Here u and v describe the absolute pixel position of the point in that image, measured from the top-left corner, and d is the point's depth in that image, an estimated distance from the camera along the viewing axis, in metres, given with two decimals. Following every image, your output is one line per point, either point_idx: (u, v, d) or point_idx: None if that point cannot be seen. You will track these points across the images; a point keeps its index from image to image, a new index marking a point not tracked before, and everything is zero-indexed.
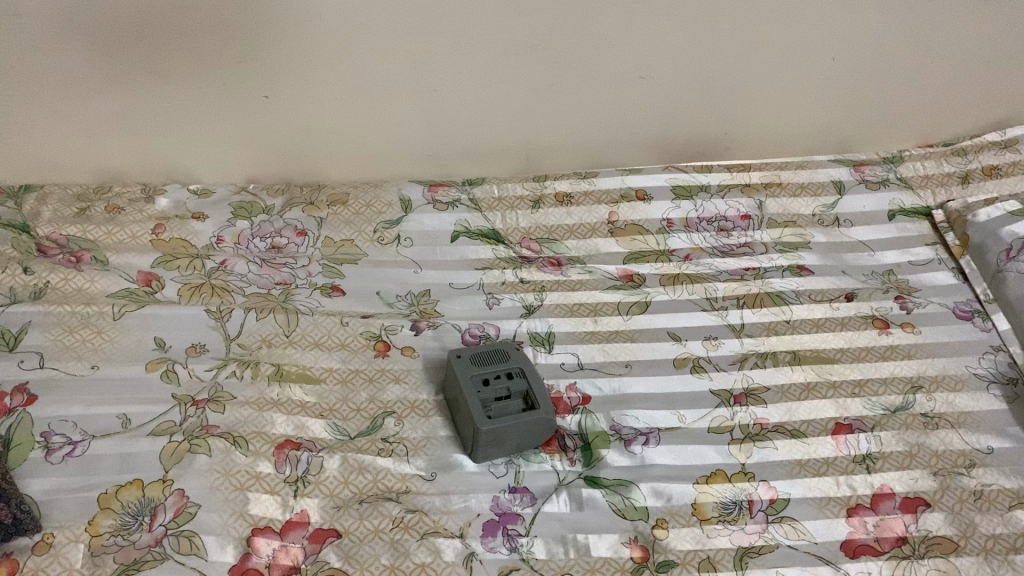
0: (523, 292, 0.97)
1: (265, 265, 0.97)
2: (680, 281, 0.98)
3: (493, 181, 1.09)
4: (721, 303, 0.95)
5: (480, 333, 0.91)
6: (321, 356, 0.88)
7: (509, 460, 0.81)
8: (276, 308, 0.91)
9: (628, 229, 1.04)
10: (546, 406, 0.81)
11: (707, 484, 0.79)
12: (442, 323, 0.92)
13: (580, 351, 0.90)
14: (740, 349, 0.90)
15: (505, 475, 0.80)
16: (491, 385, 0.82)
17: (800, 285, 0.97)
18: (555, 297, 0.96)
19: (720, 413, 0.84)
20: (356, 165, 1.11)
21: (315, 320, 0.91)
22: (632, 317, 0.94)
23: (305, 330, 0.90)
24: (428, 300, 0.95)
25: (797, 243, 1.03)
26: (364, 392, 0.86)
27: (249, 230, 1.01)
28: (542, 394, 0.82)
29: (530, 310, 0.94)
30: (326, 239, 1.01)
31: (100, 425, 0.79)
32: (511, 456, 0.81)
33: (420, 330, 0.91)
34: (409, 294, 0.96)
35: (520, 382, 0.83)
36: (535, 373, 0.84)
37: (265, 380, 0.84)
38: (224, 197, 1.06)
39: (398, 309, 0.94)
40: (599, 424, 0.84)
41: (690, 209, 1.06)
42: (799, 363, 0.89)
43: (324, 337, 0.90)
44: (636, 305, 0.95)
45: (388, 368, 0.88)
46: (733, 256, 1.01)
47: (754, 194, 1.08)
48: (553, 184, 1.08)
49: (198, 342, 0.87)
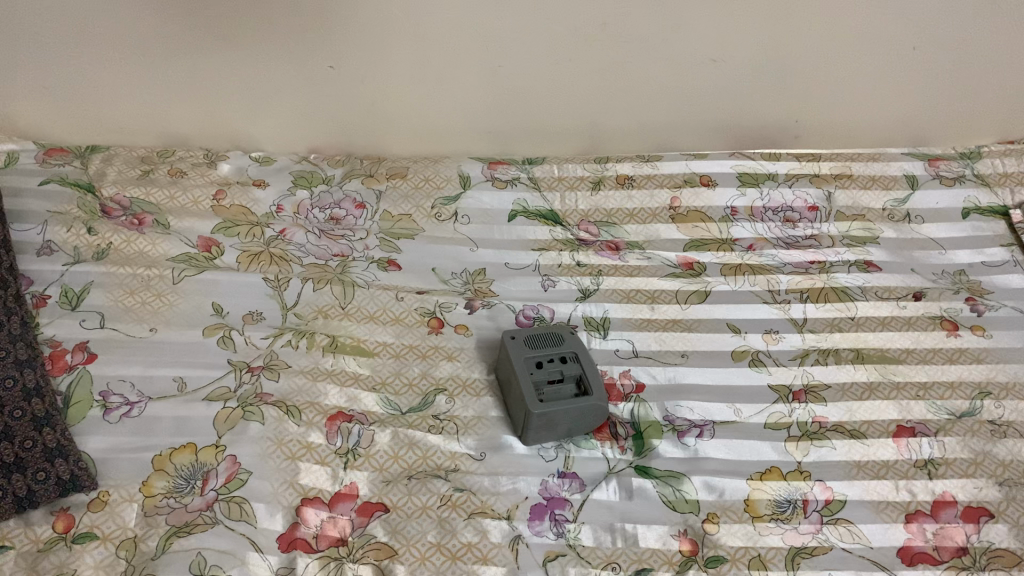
0: (580, 275, 0.95)
1: (323, 236, 0.97)
2: (742, 271, 0.95)
3: (553, 161, 1.06)
4: (784, 296, 0.93)
5: (534, 315, 0.90)
6: (376, 330, 0.88)
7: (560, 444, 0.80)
8: (333, 279, 0.91)
9: (690, 216, 1.01)
10: (599, 393, 0.79)
11: (761, 481, 0.77)
12: (496, 302, 0.91)
13: (636, 338, 0.89)
14: (801, 344, 0.88)
15: (556, 459, 0.79)
16: (545, 368, 0.81)
17: (867, 282, 0.94)
18: (612, 282, 0.94)
19: (778, 409, 0.83)
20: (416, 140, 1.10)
21: (371, 293, 0.91)
22: (690, 306, 0.92)
23: (360, 303, 0.90)
24: (484, 279, 0.94)
25: (865, 237, 0.99)
26: (417, 368, 0.85)
27: (309, 200, 1.01)
28: (596, 380, 0.81)
29: (586, 294, 0.93)
30: (385, 212, 1.01)
31: (157, 388, 0.80)
32: (563, 440, 0.80)
33: (474, 309, 0.91)
34: (465, 272, 0.95)
35: (575, 367, 0.82)
36: (589, 358, 0.83)
37: (319, 351, 0.84)
38: (285, 166, 1.06)
39: (453, 287, 0.93)
40: (653, 413, 0.82)
41: (756, 197, 1.02)
42: (862, 362, 0.86)
43: (379, 312, 0.89)
44: (695, 294, 0.93)
45: (442, 346, 0.87)
46: (798, 249, 0.98)
47: (824, 185, 1.03)
48: (615, 166, 1.05)
49: (254, 310, 0.88)
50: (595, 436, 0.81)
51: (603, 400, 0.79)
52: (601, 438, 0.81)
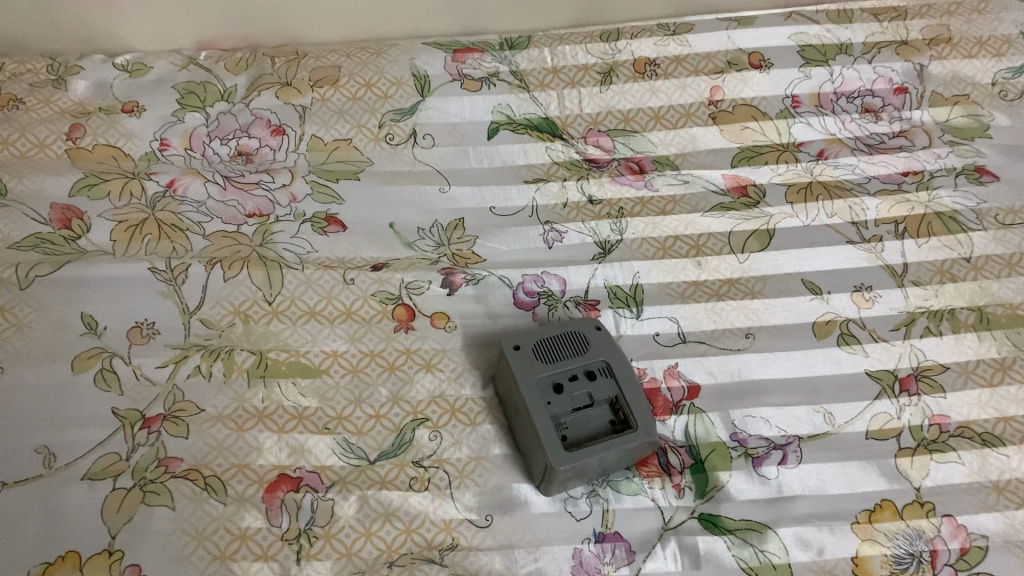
0: (594, 219, 0.69)
1: (229, 187, 0.69)
2: (813, 196, 0.70)
3: (544, 44, 0.78)
4: (873, 232, 0.68)
5: (538, 288, 0.65)
6: (322, 334, 0.62)
7: (596, 483, 0.58)
8: (250, 259, 0.65)
9: (737, 113, 0.75)
10: (645, 425, 0.57)
11: (871, 525, 0.57)
12: (484, 274, 0.66)
13: (681, 314, 0.64)
14: (903, 306, 0.65)
15: (591, 512, 0.57)
16: (566, 393, 0.58)
17: (981, 200, 0.70)
18: (640, 226, 0.69)
19: (882, 410, 0.61)
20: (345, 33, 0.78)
21: (308, 276, 0.64)
22: (750, 256, 0.67)
23: (293, 294, 0.64)
24: (464, 236, 0.68)
25: (971, 128, 0.74)
26: (384, 389, 0.61)
27: (205, 127, 0.72)
28: (640, 403, 0.57)
29: (605, 249, 0.67)
30: (314, 138, 0.72)
31: (13, 466, 0.55)
32: (599, 481, 0.58)
33: (455, 288, 0.65)
34: (437, 225, 0.69)
35: (608, 384, 0.58)
36: (626, 365, 0.59)
37: (243, 379, 0.60)
38: (166, 74, 0.75)
39: (422, 253, 0.67)
40: (715, 431, 0.60)
41: (824, 79, 0.76)
42: (986, 328, 0.64)
43: (322, 305, 0.63)
44: (755, 237, 0.68)
45: (415, 348, 0.62)
46: (884, 153, 0.73)
47: (914, 55, 0.78)
48: (629, 45, 0.78)
49: (142, 320, 0.62)
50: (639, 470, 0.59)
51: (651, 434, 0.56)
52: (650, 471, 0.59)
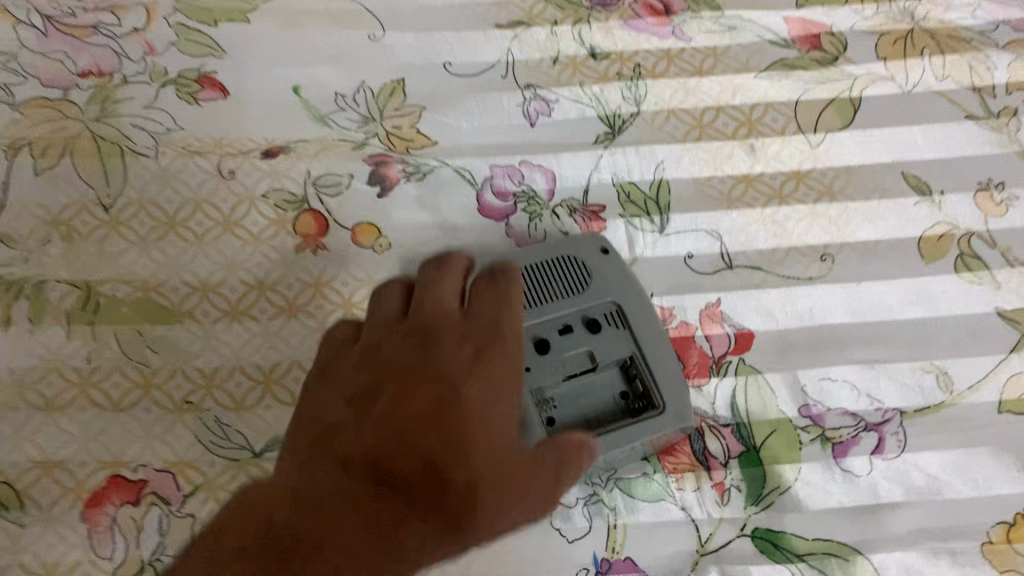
0: (597, 82, 0.47)
1: (53, 31, 0.46)
2: (916, 49, 0.48)
3: None
4: (1004, 102, 0.47)
5: (515, 187, 0.44)
6: (186, 258, 0.41)
7: (600, 478, 0.39)
8: (79, 143, 0.42)
9: None
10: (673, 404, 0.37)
11: (1011, 547, 0.38)
12: (434, 164, 0.45)
13: (723, 225, 0.44)
14: None
15: (596, 525, 0.38)
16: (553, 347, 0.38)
17: None
18: (664, 92, 0.47)
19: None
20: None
21: (164, 167, 0.43)
22: (825, 138, 0.46)
23: (143, 196, 0.42)
24: (405, 106, 0.46)
25: None
26: (280, 342, 0.40)
27: None
28: (667, 367, 0.38)
29: (613, 126, 0.46)
30: None
31: None
32: (604, 476, 0.39)
33: (390, 188, 0.44)
34: (365, 89, 0.47)
35: (619, 337, 0.38)
36: (647, 309, 0.39)
37: (61, 327, 0.39)
38: None
39: (341, 132, 0.45)
40: (776, 403, 0.40)
41: None
42: None
43: (185, 212, 0.42)
44: (833, 110, 0.46)
45: (329, 279, 0.42)
46: None
47: None
48: None
49: None
50: (662, 459, 0.39)
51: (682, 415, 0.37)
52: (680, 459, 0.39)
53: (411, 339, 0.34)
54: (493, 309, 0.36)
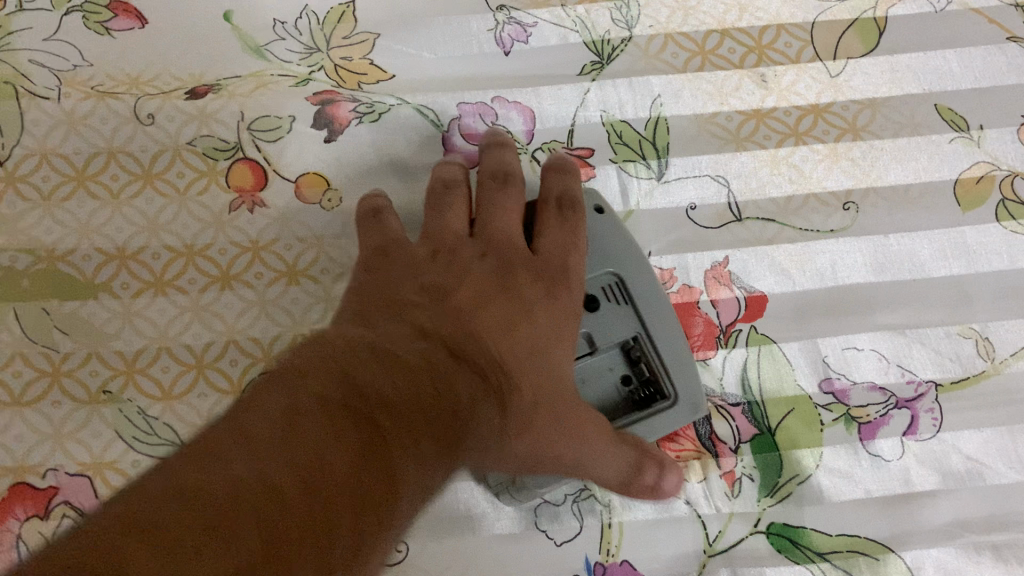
0: (582, 2, 0.41)
1: None
2: None
3: None
4: None
5: (487, 128, 0.38)
6: (98, 219, 0.35)
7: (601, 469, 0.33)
8: None
9: None
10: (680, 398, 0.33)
11: None
12: (389, 101, 0.38)
13: (731, 169, 0.38)
14: None
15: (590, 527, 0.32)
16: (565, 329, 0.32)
17: None
18: (661, 14, 0.40)
19: None
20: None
21: (68, 110, 0.36)
22: (847, 65, 0.40)
23: (43, 144, 0.35)
24: (355, 34, 0.40)
25: None
26: (213, 317, 0.34)
27: None
28: (679, 357, 0.33)
29: (602, 54, 0.40)
30: None
31: None
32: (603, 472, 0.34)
33: (340, 131, 0.37)
34: (309, 14, 0.40)
35: (621, 316, 0.33)
36: (655, 284, 0.34)
37: None
38: None
39: (279, 64, 0.39)
40: (793, 377, 0.35)
41: None
42: None
43: (96, 165, 0.35)
44: (856, 31, 0.40)
45: (268, 241, 0.35)
46: None
47: None
48: None
49: None
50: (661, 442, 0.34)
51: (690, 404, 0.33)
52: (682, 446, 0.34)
53: (485, 262, 0.33)
54: (563, 253, 0.33)
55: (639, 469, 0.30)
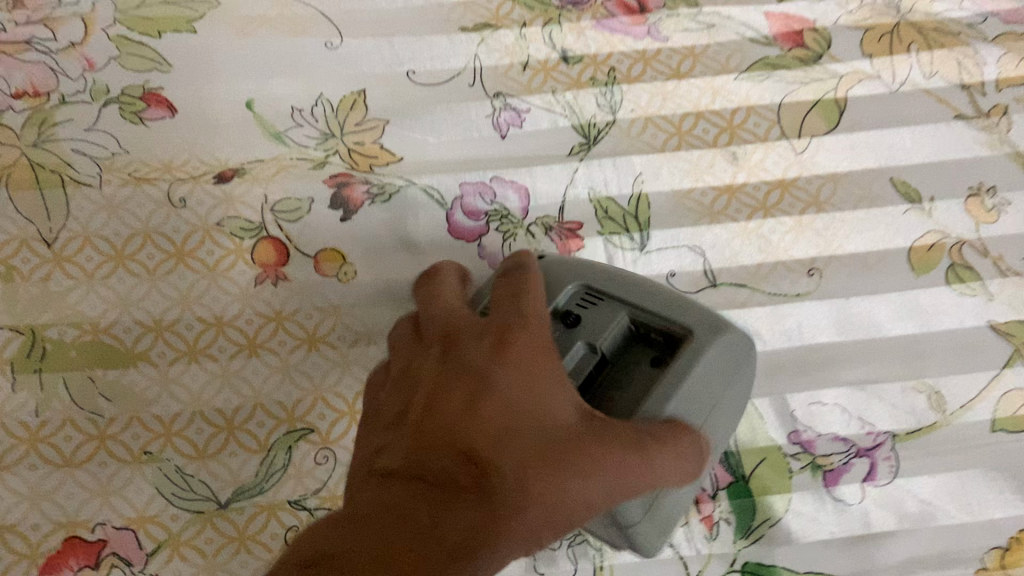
0: (570, 88, 0.45)
1: None
2: (902, 45, 0.46)
3: None
4: (992, 100, 0.45)
5: (486, 206, 0.42)
6: (137, 294, 0.39)
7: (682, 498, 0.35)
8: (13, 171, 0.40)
9: None
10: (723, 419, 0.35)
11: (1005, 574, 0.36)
12: (399, 182, 0.42)
13: (705, 240, 0.42)
14: None
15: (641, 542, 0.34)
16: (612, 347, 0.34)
17: None
18: (641, 97, 0.45)
19: (1019, 383, 0.40)
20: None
21: (109, 196, 0.40)
22: (811, 143, 0.44)
23: (86, 227, 0.39)
24: (367, 120, 0.44)
25: None
26: (242, 383, 0.38)
27: None
28: (726, 370, 0.35)
29: (589, 136, 0.44)
30: None
31: None
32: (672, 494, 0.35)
33: (354, 209, 0.41)
34: (324, 102, 0.44)
35: (606, 310, 0.36)
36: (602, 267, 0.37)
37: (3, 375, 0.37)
38: None
39: (299, 150, 0.43)
40: (764, 430, 0.39)
41: None
42: None
43: (134, 245, 0.39)
44: (818, 112, 0.44)
45: (290, 312, 0.39)
46: None
47: None
48: None
49: None
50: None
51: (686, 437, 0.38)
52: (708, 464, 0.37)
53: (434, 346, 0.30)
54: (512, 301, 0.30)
55: (674, 432, 0.30)
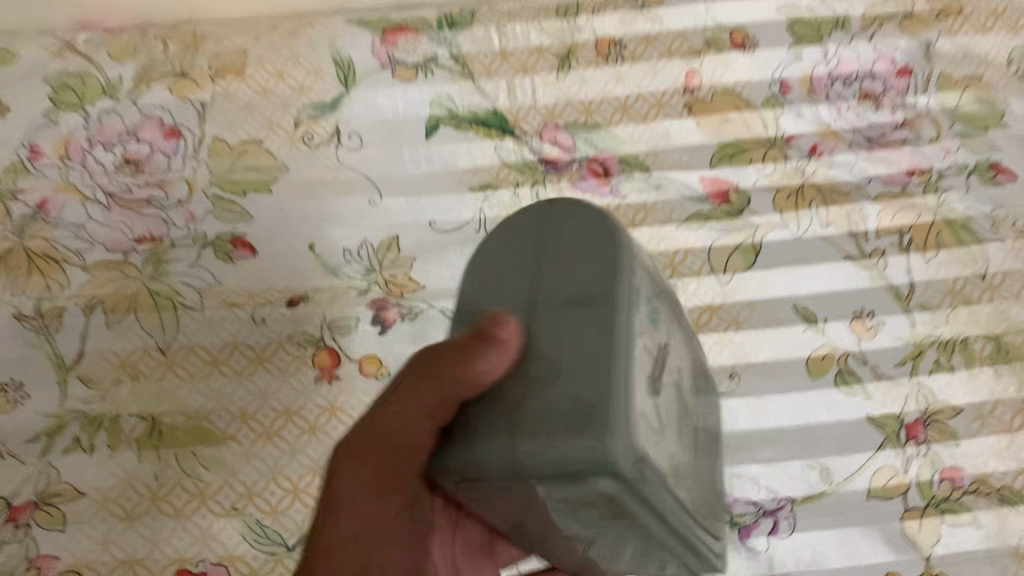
0: None
1: (113, 206, 0.57)
2: (806, 202, 0.60)
3: (489, 15, 0.64)
4: (874, 245, 0.59)
5: None
6: (229, 391, 0.52)
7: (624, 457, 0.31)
8: (139, 299, 0.54)
9: (716, 102, 0.63)
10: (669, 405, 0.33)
11: None
12: (424, 307, 0.56)
13: None
14: (908, 336, 0.56)
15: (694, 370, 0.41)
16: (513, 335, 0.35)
17: (998, 205, 0.60)
18: None
19: (888, 462, 0.53)
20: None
21: (209, 317, 0.54)
22: (733, 278, 0.58)
23: (191, 339, 0.54)
24: (399, 258, 0.57)
25: (984, 116, 0.63)
26: (305, 458, 0.51)
27: (83, 132, 0.59)
28: (601, 255, 0.35)
29: None
30: (216, 141, 0.60)
31: None
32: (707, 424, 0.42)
33: (389, 326, 0.55)
34: (367, 247, 0.57)
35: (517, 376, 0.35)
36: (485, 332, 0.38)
37: (132, 450, 0.50)
38: (35, 64, 0.62)
39: (348, 281, 0.56)
40: None
41: (816, 60, 0.64)
42: (1004, 362, 0.55)
43: (227, 352, 0.54)
44: (739, 255, 0.59)
45: (341, 404, 0.53)
46: (887, 148, 0.62)
47: (921, 30, 0.65)
48: (590, 22, 0.65)
49: (8, 382, 0.52)
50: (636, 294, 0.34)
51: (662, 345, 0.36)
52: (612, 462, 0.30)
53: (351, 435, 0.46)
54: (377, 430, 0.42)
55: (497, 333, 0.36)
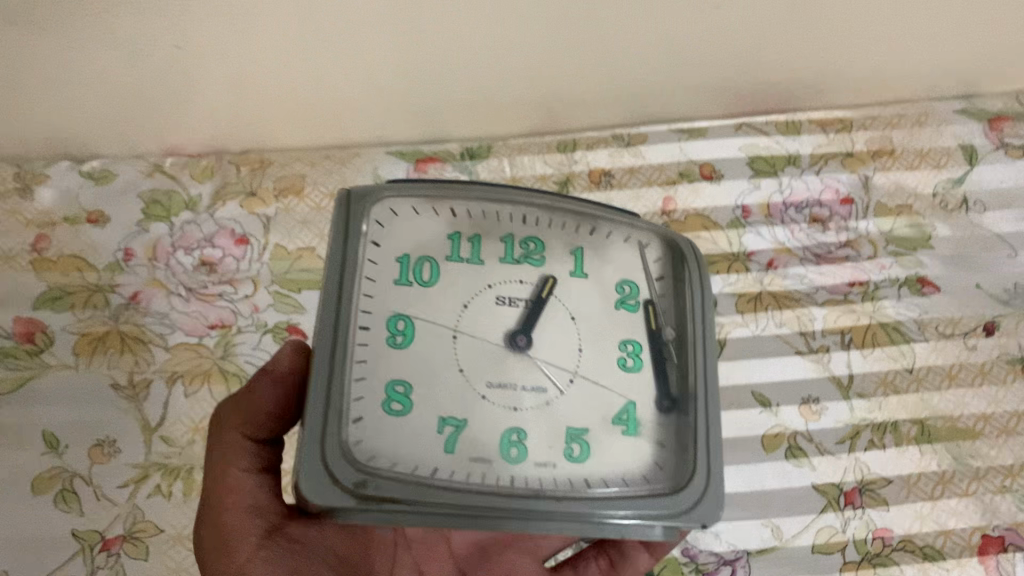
0: None
1: (192, 298, 0.70)
2: (763, 306, 0.72)
3: (503, 150, 0.78)
4: (820, 342, 0.71)
5: None
6: None
7: (428, 470, 0.39)
8: (211, 374, 0.67)
9: (689, 222, 0.76)
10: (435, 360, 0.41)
11: None
12: None
13: None
14: (847, 419, 0.67)
15: (662, 284, 0.46)
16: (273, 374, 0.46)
17: (924, 311, 0.72)
18: None
19: (828, 523, 0.63)
20: (292, 45, 0.67)
21: None
22: None
23: None
24: None
25: (912, 238, 0.76)
26: None
27: (169, 237, 0.73)
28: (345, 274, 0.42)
29: None
30: (277, 246, 0.73)
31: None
32: (682, 401, 0.43)
33: None
34: None
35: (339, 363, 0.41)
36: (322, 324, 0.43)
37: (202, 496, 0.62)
38: (131, 183, 0.75)
39: None
40: None
41: (773, 190, 0.78)
42: (927, 441, 0.66)
43: None
44: None
45: None
46: (832, 264, 0.75)
47: (859, 167, 0.79)
48: (586, 156, 0.79)
49: (103, 438, 0.63)
50: (405, 312, 0.42)
51: (530, 343, 0.41)
52: (342, 488, 0.37)
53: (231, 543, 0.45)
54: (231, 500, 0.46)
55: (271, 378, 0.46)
